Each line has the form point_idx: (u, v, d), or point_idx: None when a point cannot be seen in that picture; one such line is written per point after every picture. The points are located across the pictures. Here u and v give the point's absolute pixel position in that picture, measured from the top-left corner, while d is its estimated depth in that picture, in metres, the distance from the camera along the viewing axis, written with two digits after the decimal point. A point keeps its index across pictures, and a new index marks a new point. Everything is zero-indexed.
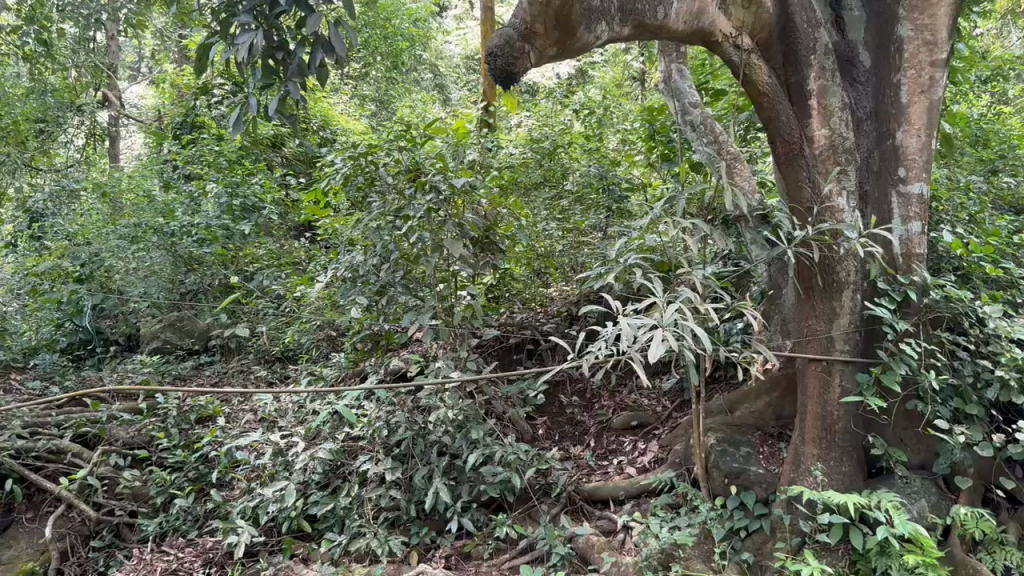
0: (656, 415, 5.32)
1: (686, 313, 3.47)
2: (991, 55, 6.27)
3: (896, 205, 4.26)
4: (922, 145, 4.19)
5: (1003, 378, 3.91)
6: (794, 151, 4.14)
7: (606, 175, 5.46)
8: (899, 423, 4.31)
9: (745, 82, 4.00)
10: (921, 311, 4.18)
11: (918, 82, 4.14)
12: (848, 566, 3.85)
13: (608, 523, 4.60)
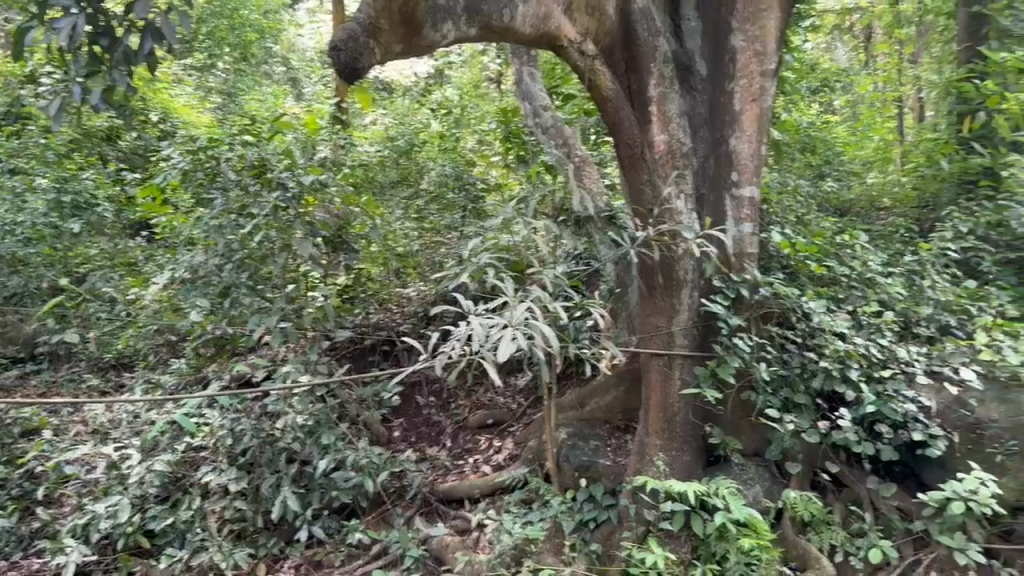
0: (511, 412, 5.35)
1: (536, 313, 3.61)
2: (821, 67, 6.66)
3: (730, 207, 4.48)
4: (753, 151, 4.43)
5: (827, 369, 4.18)
6: (637, 155, 4.26)
7: (461, 175, 5.56)
8: (734, 413, 4.53)
9: (589, 87, 4.09)
10: (753, 307, 4.39)
11: (750, 91, 4.38)
12: (689, 551, 4.00)
13: (462, 522, 4.59)
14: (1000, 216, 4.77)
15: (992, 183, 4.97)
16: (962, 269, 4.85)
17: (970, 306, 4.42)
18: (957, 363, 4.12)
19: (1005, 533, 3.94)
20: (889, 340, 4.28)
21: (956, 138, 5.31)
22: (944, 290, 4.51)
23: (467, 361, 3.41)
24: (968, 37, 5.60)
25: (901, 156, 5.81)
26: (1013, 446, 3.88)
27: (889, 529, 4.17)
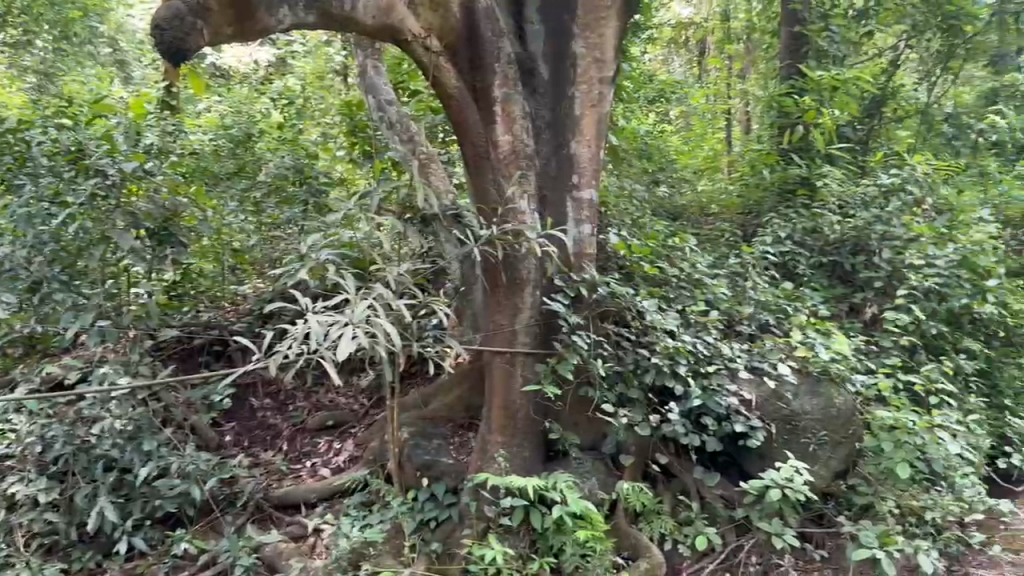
0: (353, 414, 5.24)
1: (378, 309, 3.49)
2: (659, 77, 6.93)
3: (570, 208, 4.59)
4: (592, 155, 4.56)
5: (659, 364, 4.31)
6: (481, 155, 4.22)
7: (302, 167, 5.33)
8: (573, 409, 4.62)
9: (434, 84, 3.99)
10: (592, 306, 4.50)
11: (590, 97, 4.50)
12: (528, 546, 4.05)
13: (298, 528, 4.43)
14: (815, 223, 5.20)
15: (807, 192, 5.46)
16: (781, 271, 5.16)
17: (787, 305, 4.80)
18: (774, 359, 4.39)
19: (817, 517, 4.29)
20: (714, 337, 4.51)
21: (777, 149, 5.77)
22: (764, 291, 4.85)
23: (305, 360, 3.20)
24: (790, 55, 6.08)
25: (729, 165, 6.21)
26: (824, 436, 4.21)
27: (714, 516, 4.37)
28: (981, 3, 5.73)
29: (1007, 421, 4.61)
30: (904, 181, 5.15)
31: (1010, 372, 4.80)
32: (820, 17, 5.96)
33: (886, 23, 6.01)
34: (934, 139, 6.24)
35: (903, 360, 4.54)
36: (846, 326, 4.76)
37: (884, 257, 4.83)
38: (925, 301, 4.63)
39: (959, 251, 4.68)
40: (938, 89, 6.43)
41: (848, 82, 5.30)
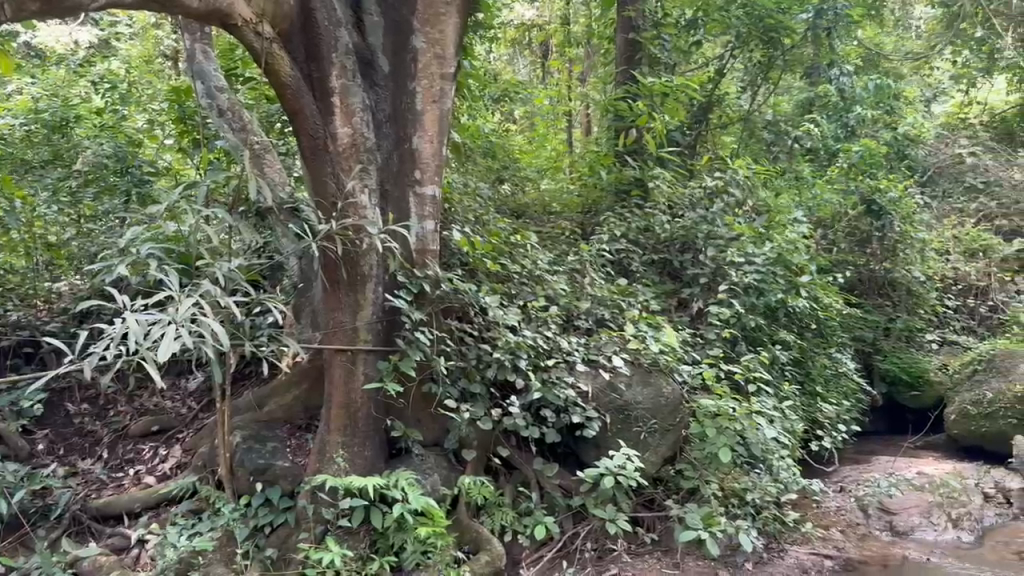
0: (180, 418, 4.97)
1: (204, 308, 3.24)
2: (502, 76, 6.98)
3: (413, 205, 4.30)
4: (434, 151, 4.31)
5: (501, 359, 4.22)
6: (319, 148, 3.85)
7: (125, 156, 5.02)
8: (415, 405, 4.33)
9: (265, 69, 3.56)
10: (435, 302, 4.22)
11: (430, 93, 4.27)
12: (367, 547, 3.93)
13: (121, 540, 4.14)
14: (647, 222, 5.39)
15: (639, 193, 5.63)
16: (615, 268, 5.30)
17: (622, 301, 4.92)
18: (608, 352, 4.51)
19: (648, 502, 4.44)
20: (553, 331, 4.52)
21: (614, 151, 5.88)
22: (600, 287, 4.97)
23: (123, 363, 2.91)
24: (625, 61, 6.20)
25: (569, 166, 6.31)
26: (653, 424, 4.38)
27: (551, 505, 4.34)
28: (799, 18, 6.09)
29: (819, 408, 4.91)
30: (726, 184, 5.43)
31: (821, 362, 5.16)
32: (653, 24, 6.14)
33: (713, 33, 6.25)
34: (754, 145, 6.73)
35: (725, 351, 4.83)
36: (675, 320, 4.98)
37: (708, 255, 5.09)
38: (745, 296, 4.93)
39: (774, 250, 5.04)
40: (759, 98, 6.85)
41: (675, 89, 5.50)
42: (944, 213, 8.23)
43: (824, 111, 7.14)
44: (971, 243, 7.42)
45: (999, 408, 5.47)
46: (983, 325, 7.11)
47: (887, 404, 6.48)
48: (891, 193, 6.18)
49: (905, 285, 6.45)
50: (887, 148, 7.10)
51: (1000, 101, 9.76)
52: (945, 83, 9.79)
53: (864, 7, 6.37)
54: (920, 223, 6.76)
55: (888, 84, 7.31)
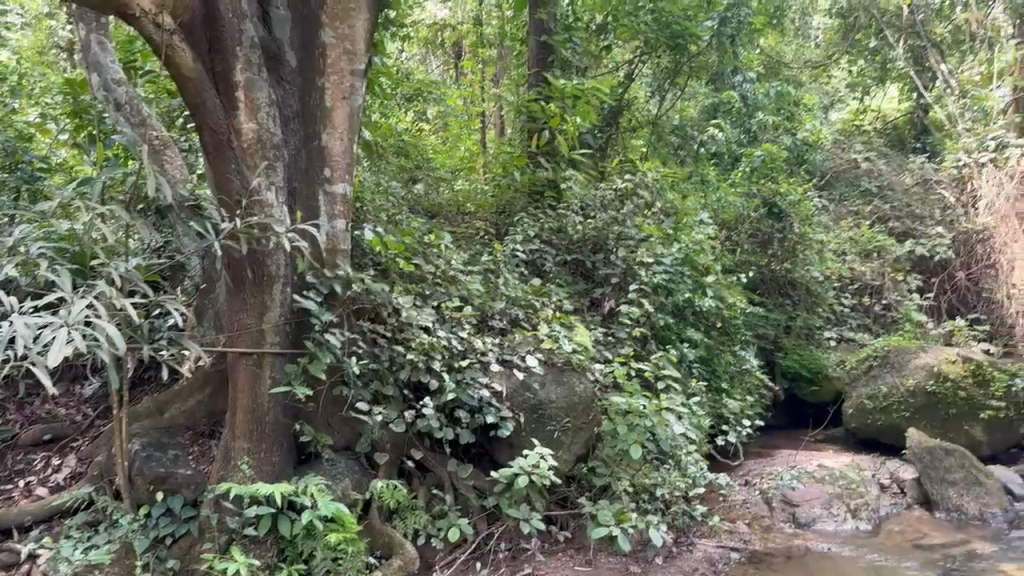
0: (75, 426, 4.73)
1: (99, 310, 3.08)
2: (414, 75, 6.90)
3: (322, 203, 4.07)
4: (345, 148, 4.11)
5: (414, 360, 4.01)
6: (222, 143, 3.67)
7: (13, 150, 4.75)
8: (326, 409, 4.08)
9: (163, 60, 3.40)
10: (346, 303, 4.01)
11: (340, 88, 4.07)
12: (275, 555, 3.74)
13: (10, 556, 3.81)
14: (559, 223, 5.31)
15: (553, 194, 5.60)
16: (529, 268, 5.17)
17: (535, 301, 4.80)
18: (524, 351, 4.38)
19: (561, 500, 4.35)
20: (467, 332, 4.32)
21: (527, 152, 5.84)
22: (513, 287, 4.81)
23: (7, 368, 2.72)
24: (537, 63, 6.16)
25: (485, 167, 6.17)
26: (567, 422, 4.28)
27: (466, 507, 4.18)
28: (705, 25, 6.39)
29: (724, 403, 5.03)
30: (635, 186, 5.44)
31: (725, 358, 5.30)
32: (564, 28, 6.19)
33: (622, 38, 6.30)
34: (662, 148, 6.87)
35: (636, 350, 4.84)
36: (588, 320, 4.96)
37: (620, 255, 5.12)
38: (654, 295, 4.98)
39: (682, 251, 5.18)
40: (667, 102, 7.01)
41: (587, 92, 5.49)
42: (841, 215, 8.58)
43: (728, 117, 7.37)
44: (867, 244, 7.76)
45: (892, 402, 5.76)
46: (878, 322, 7.47)
47: (789, 401, 6.73)
48: (790, 196, 6.50)
49: (804, 285, 6.73)
50: (786, 153, 7.41)
51: (891, 109, 10.28)
52: (841, 91, 10.26)
53: (766, 16, 6.72)
54: (817, 225, 7.08)
55: (788, 91, 7.63)
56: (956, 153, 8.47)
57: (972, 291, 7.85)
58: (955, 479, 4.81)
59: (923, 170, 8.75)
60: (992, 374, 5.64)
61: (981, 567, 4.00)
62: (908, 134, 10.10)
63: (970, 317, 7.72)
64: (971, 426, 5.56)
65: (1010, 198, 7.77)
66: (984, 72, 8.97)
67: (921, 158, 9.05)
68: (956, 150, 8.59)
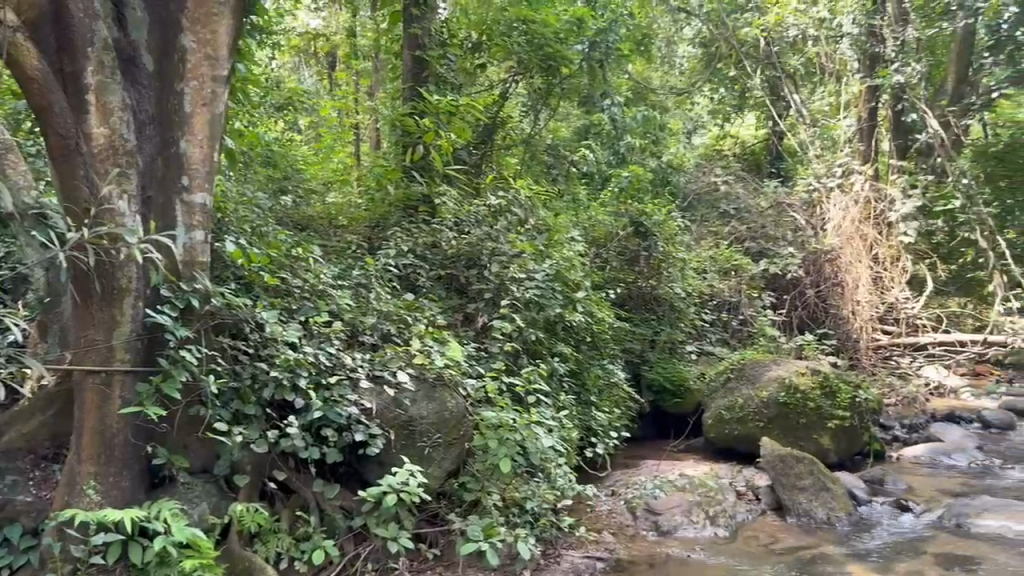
0: None
1: None
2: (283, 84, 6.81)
3: (179, 212, 3.84)
4: (204, 156, 3.90)
5: (277, 378, 3.78)
6: (70, 148, 3.44)
7: None
8: (181, 429, 3.84)
9: (4, 59, 3.20)
10: (204, 317, 3.77)
11: (201, 94, 3.86)
12: None
13: None
14: (434, 238, 5.28)
15: (427, 210, 5.55)
16: (401, 284, 5.09)
17: (408, 316, 4.58)
18: (395, 366, 4.15)
19: (430, 517, 4.18)
20: (336, 347, 4.08)
21: (401, 166, 5.77)
22: (386, 302, 4.59)
23: None
24: (411, 78, 6.10)
25: (358, 179, 6.09)
26: (438, 438, 4.13)
27: (333, 529, 3.94)
28: (575, 48, 6.55)
29: (593, 415, 5.11)
30: (510, 203, 5.59)
31: (595, 371, 5.40)
32: (438, 44, 6.17)
33: (496, 57, 6.37)
34: (536, 166, 7.02)
35: (507, 364, 4.75)
36: (461, 334, 4.85)
37: (492, 270, 5.10)
38: (526, 311, 5.00)
39: (553, 267, 5.26)
40: (540, 122, 7.16)
41: (460, 109, 5.56)
42: (702, 235, 8.91)
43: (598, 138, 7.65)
44: (725, 262, 8.16)
45: (748, 413, 6.04)
46: (736, 337, 7.85)
47: (654, 412, 6.84)
48: (654, 216, 6.84)
49: (669, 300, 6.92)
50: (650, 175, 7.87)
51: (748, 135, 10.93)
52: (702, 117, 10.85)
53: (629, 44, 7.14)
54: (680, 244, 7.41)
55: (652, 116, 8.12)
56: (807, 180, 9.16)
57: (820, 307, 8.51)
58: (805, 485, 5.11)
59: (775, 194, 9.20)
60: (837, 386, 6.18)
61: (827, 568, 4.24)
62: (763, 161, 10.85)
63: (819, 331, 8.41)
64: (820, 435, 5.99)
65: (855, 221, 8.43)
66: (832, 103, 9.97)
67: (773, 182, 9.58)
68: (807, 176, 9.26)
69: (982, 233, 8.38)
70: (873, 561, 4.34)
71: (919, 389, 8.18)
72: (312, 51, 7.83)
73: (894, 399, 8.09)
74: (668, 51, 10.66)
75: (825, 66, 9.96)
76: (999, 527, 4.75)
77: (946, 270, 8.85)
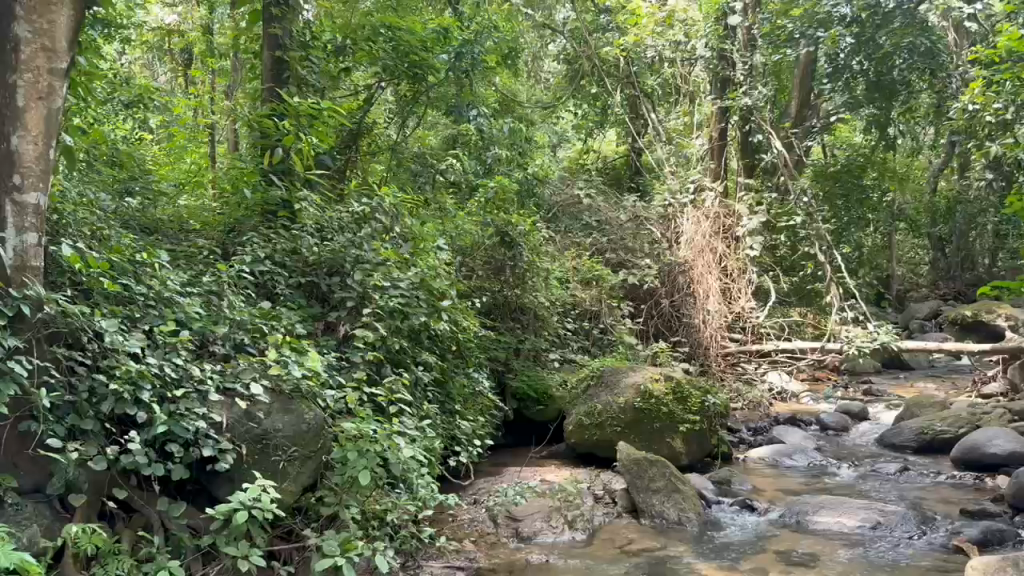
0: None
1: None
2: (133, 80, 6.53)
3: (9, 214, 3.49)
4: (40, 154, 3.54)
5: (118, 391, 3.54)
6: None
7: None
8: (8, 447, 3.48)
9: None
10: (37, 326, 3.50)
11: (36, 88, 3.47)
12: None
13: None
14: (294, 245, 5.11)
15: (286, 215, 5.35)
16: (257, 291, 4.91)
17: (263, 324, 4.43)
18: (247, 378, 3.97)
19: (286, 533, 4.05)
20: (184, 358, 3.86)
21: (258, 168, 5.45)
22: (239, 310, 4.38)
23: None
24: (271, 79, 5.82)
25: (212, 183, 5.87)
26: (293, 452, 4.01)
27: (178, 548, 3.75)
28: (441, 57, 6.48)
29: (458, 425, 5.05)
30: (372, 211, 5.50)
31: (460, 382, 5.39)
32: (300, 45, 5.96)
33: (360, 61, 6.21)
34: (401, 174, 7.03)
35: (368, 374, 4.67)
36: (321, 344, 4.74)
37: (356, 278, 4.99)
38: (389, 319, 4.91)
39: (417, 275, 5.16)
40: (406, 130, 7.13)
41: (323, 113, 5.27)
42: (566, 246, 8.93)
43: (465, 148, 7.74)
44: (588, 272, 8.29)
45: (606, 418, 6.24)
46: (597, 344, 8.16)
47: (516, 420, 6.97)
48: (519, 226, 6.85)
49: (532, 308, 7.14)
50: (517, 186, 7.84)
51: (609, 151, 11.29)
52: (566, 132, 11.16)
53: (497, 57, 7.25)
54: (545, 254, 7.57)
55: (519, 130, 8.31)
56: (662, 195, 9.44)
57: (675, 317, 8.89)
58: (658, 487, 5.31)
59: (634, 208, 9.40)
60: (687, 392, 6.50)
61: (679, 567, 4.42)
62: (624, 176, 11.04)
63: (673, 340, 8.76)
64: (672, 438, 6.25)
65: (705, 236, 8.91)
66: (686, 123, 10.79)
67: (633, 197, 9.79)
68: (662, 191, 9.52)
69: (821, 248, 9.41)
70: (720, 559, 4.56)
71: (762, 394, 8.82)
72: (165, 48, 7.58)
73: (742, 402, 8.72)
74: (535, 65, 10.88)
75: (680, 86, 10.87)
76: (834, 523, 5.11)
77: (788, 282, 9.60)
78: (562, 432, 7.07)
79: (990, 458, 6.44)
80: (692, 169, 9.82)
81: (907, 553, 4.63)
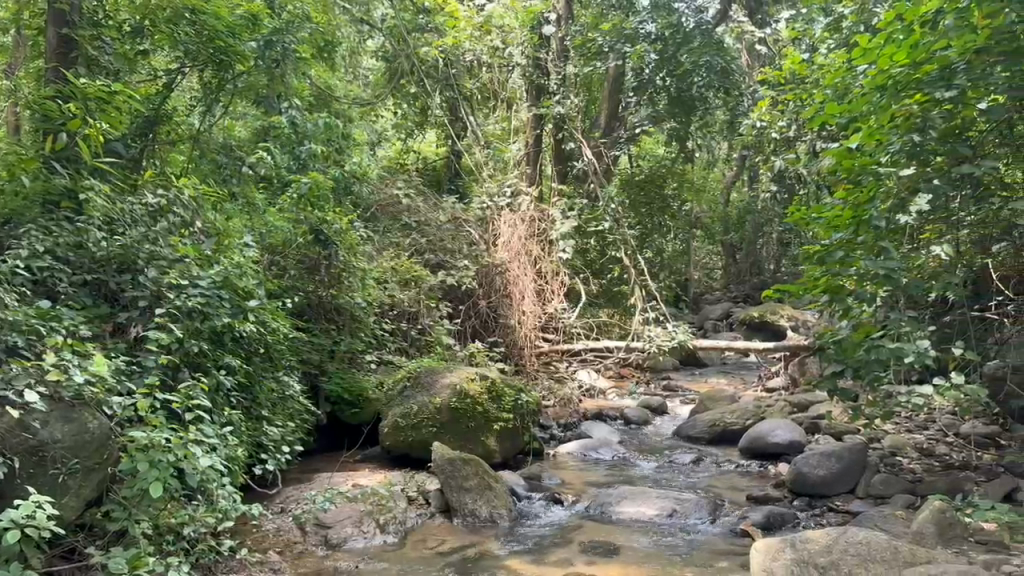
0: None
1: None
2: None
3: None
4: None
5: None
6: None
7: None
8: None
9: None
10: None
11: None
12: None
13: None
14: (79, 238, 4.66)
15: (71, 206, 4.87)
16: (37, 290, 4.50)
17: (40, 325, 4.04)
18: (22, 386, 3.56)
19: (66, 552, 3.74)
20: None
21: (37, 155, 4.83)
22: (11, 309, 3.96)
23: None
24: (55, 57, 5.29)
25: None
26: (75, 464, 3.70)
27: None
28: (250, 46, 6.25)
29: (264, 430, 4.93)
30: (170, 204, 5.19)
31: (267, 386, 5.22)
32: (90, 24, 5.55)
33: (160, 45, 6.02)
34: (206, 166, 6.68)
35: (162, 379, 4.42)
36: (109, 346, 4.46)
37: (149, 276, 4.73)
38: (187, 320, 4.63)
39: (220, 273, 4.92)
40: (210, 118, 6.79)
41: (115, 97, 4.94)
42: (383, 246, 8.86)
43: (276, 141, 7.51)
44: (405, 272, 8.25)
45: (421, 419, 6.25)
46: (413, 346, 8.17)
47: (330, 424, 6.97)
48: (335, 225, 6.68)
49: (348, 310, 7.09)
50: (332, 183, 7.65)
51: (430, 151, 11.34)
52: (385, 130, 11.08)
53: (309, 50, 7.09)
54: (361, 253, 7.47)
55: (335, 125, 8.13)
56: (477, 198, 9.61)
57: (492, 318, 9.05)
58: (470, 486, 5.37)
59: (453, 210, 9.56)
60: (502, 391, 6.73)
61: (488, 565, 4.50)
62: (443, 177, 11.28)
63: (489, 340, 8.88)
64: (485, 437, 6.39)
65: (521, 239, 9.17)
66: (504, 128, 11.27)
67: (453, 199, 9.92)
68: (480, 195, 9.79)
69: (626, 251, 10.15)
70: (529, 554, 4.67)
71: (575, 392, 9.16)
72: None
73: (553, 400, 8.97)
74: (353, 62, 10.71)
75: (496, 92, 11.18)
76: (635, 513, 5.38)
77: (597, 284, 10.08)
78: (375, 433, 7.11)
79: (772, 447, 7.03)
80: (508, 174, 10.22)
81: (697, 539, 4.96)
